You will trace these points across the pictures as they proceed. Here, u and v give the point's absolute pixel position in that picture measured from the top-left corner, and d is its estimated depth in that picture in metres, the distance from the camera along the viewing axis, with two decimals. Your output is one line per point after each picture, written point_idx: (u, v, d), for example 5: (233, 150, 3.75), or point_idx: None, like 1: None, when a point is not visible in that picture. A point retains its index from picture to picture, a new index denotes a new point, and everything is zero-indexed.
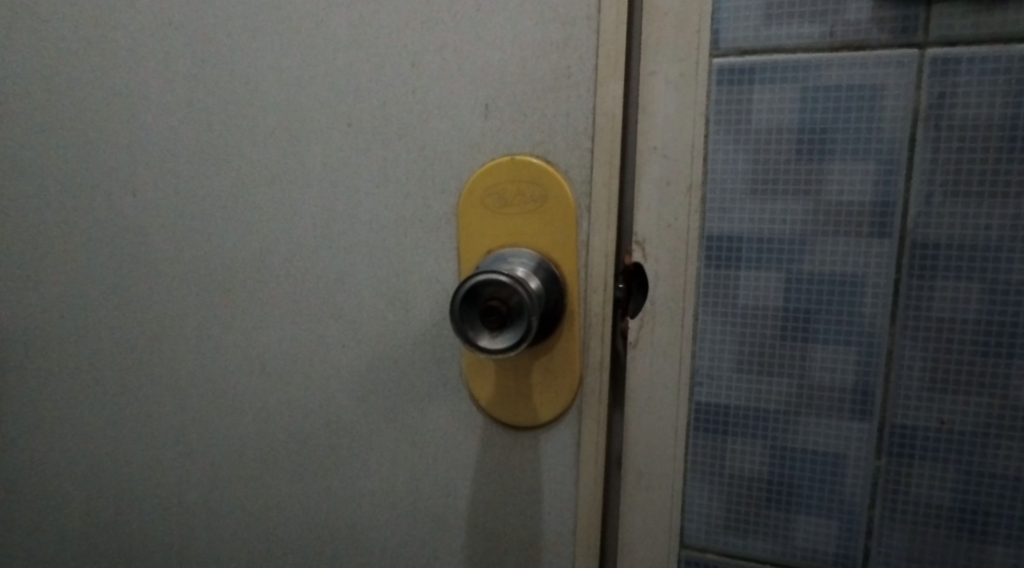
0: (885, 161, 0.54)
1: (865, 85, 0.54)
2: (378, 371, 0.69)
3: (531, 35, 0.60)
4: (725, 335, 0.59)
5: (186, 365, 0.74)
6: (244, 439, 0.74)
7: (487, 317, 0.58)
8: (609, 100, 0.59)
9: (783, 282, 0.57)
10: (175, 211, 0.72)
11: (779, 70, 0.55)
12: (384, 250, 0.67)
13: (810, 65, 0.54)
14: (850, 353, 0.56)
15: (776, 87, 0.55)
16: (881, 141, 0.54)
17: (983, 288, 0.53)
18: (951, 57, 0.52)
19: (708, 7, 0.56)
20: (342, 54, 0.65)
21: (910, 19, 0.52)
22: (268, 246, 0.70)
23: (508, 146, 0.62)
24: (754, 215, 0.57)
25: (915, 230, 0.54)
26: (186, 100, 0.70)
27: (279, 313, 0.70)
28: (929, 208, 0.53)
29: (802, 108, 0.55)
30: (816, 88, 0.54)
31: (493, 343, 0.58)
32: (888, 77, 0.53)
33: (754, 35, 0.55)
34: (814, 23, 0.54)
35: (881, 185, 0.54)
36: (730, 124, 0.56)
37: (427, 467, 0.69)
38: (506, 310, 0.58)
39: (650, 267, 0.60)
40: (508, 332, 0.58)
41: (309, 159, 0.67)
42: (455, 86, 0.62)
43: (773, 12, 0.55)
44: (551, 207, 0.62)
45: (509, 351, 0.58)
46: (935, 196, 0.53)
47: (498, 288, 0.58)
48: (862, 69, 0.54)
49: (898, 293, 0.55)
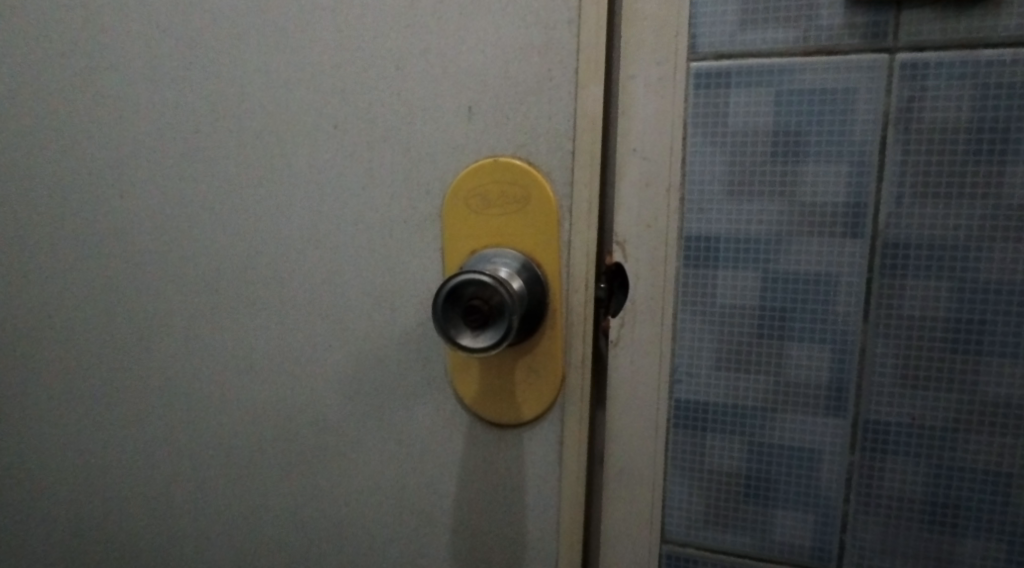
0: (857, 164, 0.55)
1: (837, 88, 0.55)
2: (365, 371, 0.69)
3: (514, 40, 0.61)
4: (705, 333, 0.60)
5: (171, 367, 0.75)
6: (231, 439, 0.74)
7: (470, 315, 0.59)
8: (589, 103, 0.60)
9: (759, 280, 0.58)
10: (161, 213, 0.72)
11: (754, 73, 0.56)
12: (370, 251, 0.67)
13: (783, 69, 0.56)
14: (824, 349, 0.58)
15: (752, 90, 0.56)
16: (854, 142, 0.55)
17: (952, 286, 0.55)
18: (919, 63, 0.53)
19: (686, 14, 0.57)
20: (325, 57, 0.65)
21: (880, 25, 0.54)
22: (253, 248, 0.70)
23: (492, 149, 0.63)
24: (732, 216, 0.58)
25: (886, 230, 0.55)
26: (172, 103, 0.70)
27: (264, 314, 0.71)
28: (900, 209, 0.55)
29: (776, 112, 0.56)
30: (791, 91, 0.56)
31: (475, 341, 0.59)
32: (860, 82, 0.54)
33: (730, 41, 0.57)
34: (787, 29, 0.55)
35: (854, 186, 0.55)
36: (707, 127, 0.58)
37: (413, 464, 0.70)
38: (488, 309, 0.59)
39: (630, 266, 0.61)
40: (490, 331, 0.59)
41: (295, 160, 0.68)
42: (438, 89, 0.63)
43: (748, 17, 0.56)
44: (534, 210, 0.63)
45: (491, 349, 0.59)
46: (905, 197, 0.55)
47: (480, 288, 0.59)
48: (835, 74, 0.55)
49: (871, 290, 0.56)
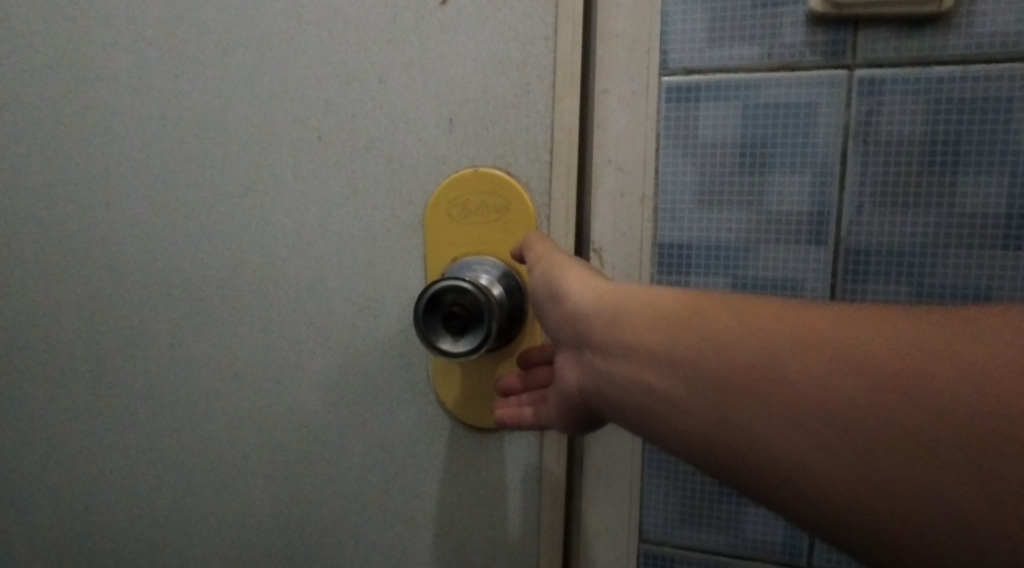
0: (820, 175, 0.58)
1: (799, 103, 0.57)
2: (348, 376, 0.71)
3: (491, 55, 0.63)
4: None
5: (158, 375, 0.76)
6: (215, 444, 0.76)
7: (450, 321, 0.61)
8: (566, 116, 0.62)
9: (729, 284, 0.61)
10: (147, 222, 0.74)
11: (721, 88, 0.59)
12: (352, 258, 0.69)
13: (749, 84, 0.58)
14: None
15: (720, 104, 0.59)
16: (816, 154, 0.58)
17: (910, 290, 0.57)
18: (875, 79, 0.56)
19: (657, 32, 0.60)
20: (309, 69, 0.67)
21: (839, 43, 0.56)
22: (238, 256, 0.72)
23: (472, 161, 0.65)
24: (702, 223, 0.60)
25: (848, 237, 0.58)
26: (159, 113, 0.72)
27: (249, 320, 0.72)
28: (860, 217, 0.57)
29: (743, 123, 0.59)
30: (756, 105, 0.58)
31: (454, 347, 0.61)
32: (821, 96, 0.57)
33: (699, 58, 0.59)
34: (752, 46, 0.58)
35: (817, 195, 0.58)
36: (681, 138, 0.60)
37: (396, 468, 0.71)
38: (467, 315, 0.61)
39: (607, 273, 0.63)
40: (469, 336, 0.61)
41: (278, 169, 0.69)
42: (418, 101, 0.65)
43: (715, 35, 0.59)
44: (512, 219, 0.65)
45: (469, 354, 0.61)
46: (864, 206, 0.57)
47: (459, 295, 0.61)
48: (799, 88, 0.57)
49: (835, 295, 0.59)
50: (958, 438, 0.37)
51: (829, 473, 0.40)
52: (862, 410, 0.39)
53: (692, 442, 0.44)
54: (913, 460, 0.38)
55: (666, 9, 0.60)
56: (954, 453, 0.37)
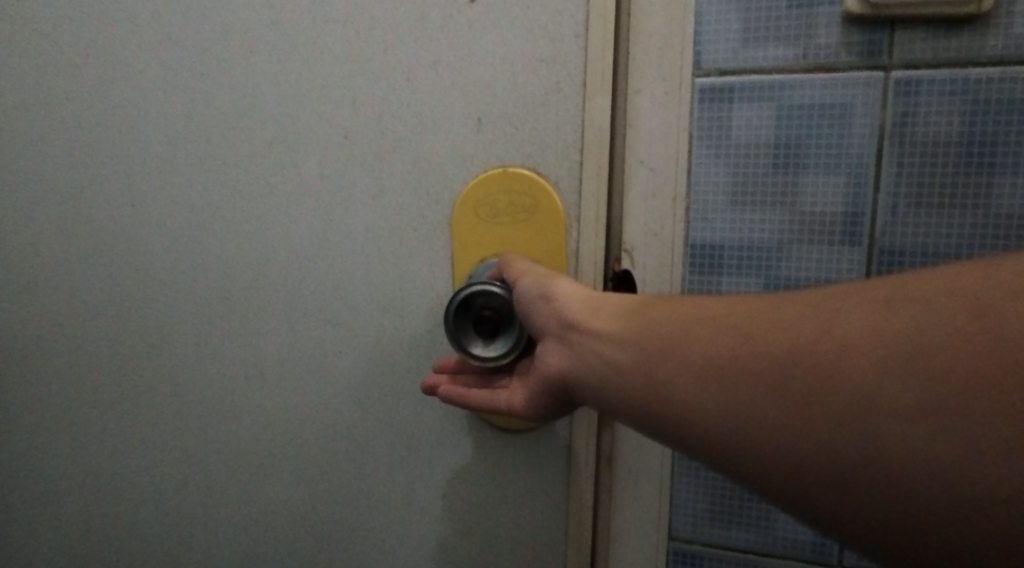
0: (854, 176, 0.59)
1: (834, 104, 0.58)
2: (374, 375, 0.72)
3: (520, 53, 0.63)
4: None
5: (185, 371, 0.76)
6: (239, 441, 0.76)
7: (481, 325, 0.63)
8: (597, 113, 0.62)
9: (762, 282, 0.62)
10: (173, 220, 0.74)
11: (756, 89, 0.60)
12: (378, 257, 0.69)
13: (786, 85, 0.59)
14: None
15: (754, 105, 0.60)
16: (851, 155, 0.58)
17: None
18: (912, 80, 0.57)
19: (691, 32, 0.60)
20: (337, 68, 0.68)
21: (875, 44, 0.57)
22: (264, 255, 0.72)
23: (500, 160, 0.65)
24: (736, 223, 0.61)
25: (882, 236, 0.59)
26: (186, 111, 0.72)
27: (275, 318, 0.73)
28: (895, 217, 0.58)
29: (777, 125, 0.59)
30: (791, 106, 0.59)
31: (486, 351, 0.62)
32: (855, 97, 0.58)
33: (734, 58, 0.60)
34: (788, 47, 0.59)
35: (851, 196, 0.59)
36: (721, 140, 0.61)
37: (421, 465, 0.72)
38: (498, 318, 0.63)
39: (638, 272, 0.64)
40: (501, 341, 0.63)
41: (305, 168, 0.70)
42: (446, 100, 0.65)
43: (750, 35, 0.59)
44: (541, 218, 0.65)
45: (502, 358, 0.62)
46: (899, 206, 0.58)
47: (489, 298, 0.63)
48: (835, 89, 0.58)
49: None
50: (937, 381, 0.42)
51: (835, 444, 0.44)
52: (848, 381, 0.44)
53: (721, 428, 0.47)
54: (940, 431, 0.41)
55: (700, 8, 0.60)
56: (939, 400, 0.41)
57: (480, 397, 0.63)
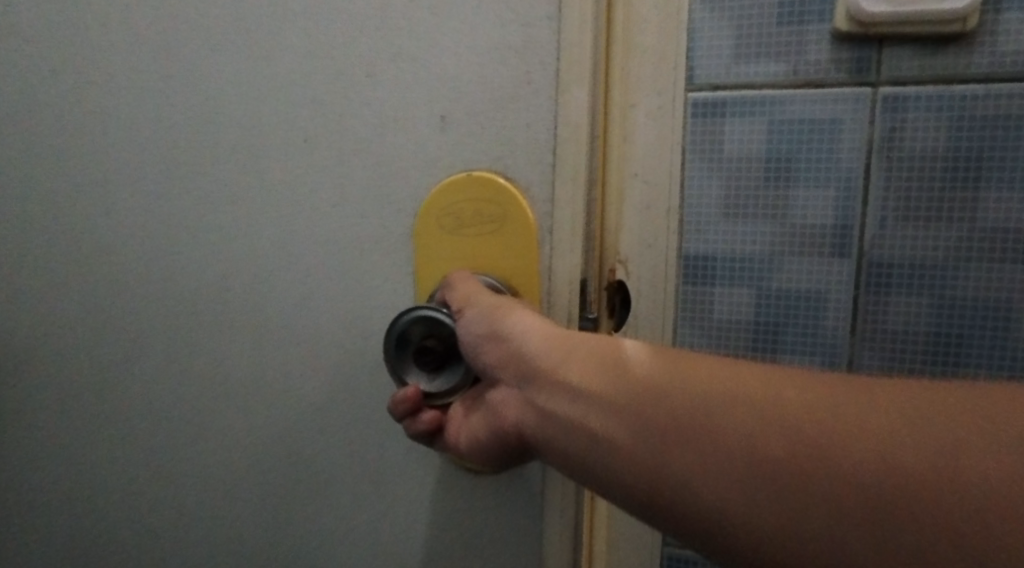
0: (844, 189, 0.53)
1: (822, 120, 0.53)
2: (333, 402, 0.64)
3: (487, 41, 0.56)
4: (705, 341, 0.56)
5: (129, 396, 0.69)
6: (188, 472, 0.69)
7: (425, 355, 0.57)
8: (572, 109, 0.55)
9: (754, 297, 0.55)
10: (116, 228, 0.67)
11: (750, 104, 0.54)
12: (336, 272, 0.62)
13: (775, 100, 0.53)
14: (815, 357, 0.54)
15: (746, 120, 0.54)
16: (840, 170, 0.52)
17: (931, 301, 0.52)
18: (900, 97, 0.51)
19: (683, 45, 0.54)
20: (290, 61, 0.61)
21: (863, 61, 0.52)
22: (215, 267, 0.65)
23: (465, 162, 0.58)
24: (727, 236, 0.55)
25: (871, 249, 0.53)
26: (130, 109, 0.65)
27: (227, 337, 0.66)
28: (883, 231, 0.52)
29: (769, 139, 0.53)
30: (781, 122, 0.53)
31: (432, 383, 0.57)
32: (844, 113, 0.52)
33: (726, 73, 0.54)
34: (778, 63, 0.53)
35: (841, 209, 0.53)
36: (702, 155, 0.55)
37: (386, 502, 0.64)
38: (443, 348, 0.57)
39: (633, 284, 0.57)
40: (446, 372, 0.57)
41: (257, 172, 0.63)
42: (406, 95, 0.58)
43: (741, 51, 0.54)
44: (511, 231, 0.58)
45: (448, 394, 0.57)
46: (888, 218, 0.52)
47: (433, 326, 0.56)
48: (822, 105, 0.52)
49: (857, 304, 0.53)
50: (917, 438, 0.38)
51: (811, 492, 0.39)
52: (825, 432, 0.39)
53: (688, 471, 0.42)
54: (921, 486, 0.37)
55: (693, 23, 0.54)
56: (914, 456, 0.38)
57: (424, 416, 0.56)
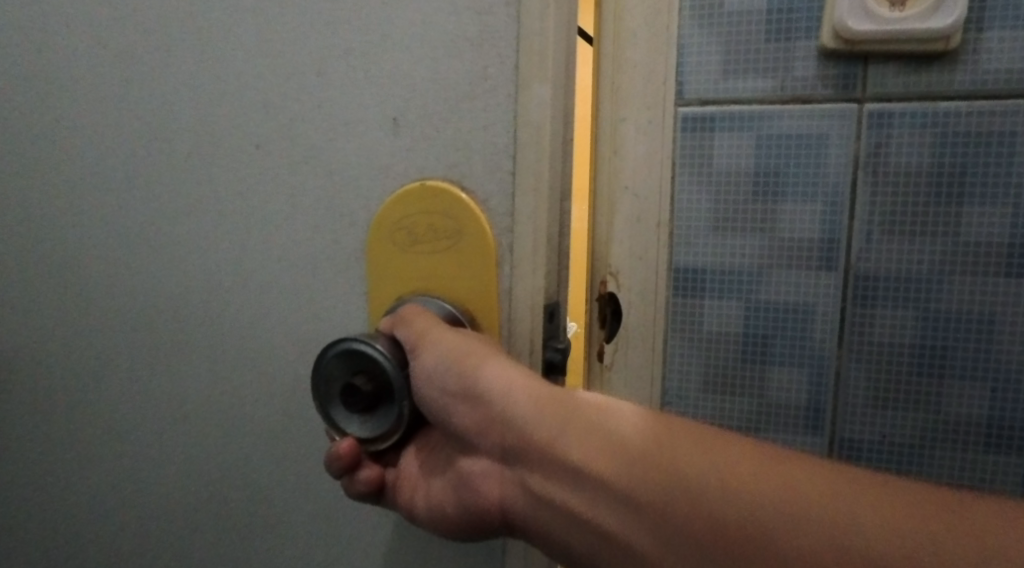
0: (831, 204, 0.48)
1: (810, 135, 0.48)
2: (283, 431, 0.58)
3: (443, 33, 0.50)
4: (690, 359, 0.52)
5: (73, 416, 0.64)
6: (134, 500, 0.64)
7: (350, 397, 0.48)
8: (532, 106, 0.49)
9: (742, 309, 0.51)
10: (59, 236, 0.63)
11: (736, 120, 0.50)
12: (286, 288, 0.56)
13: (763, 115, 0.49)
14: (803, 369, 0.50)
15: (734, 136, 0.50)
16: (828, 184, 0.48)
17: (917, 315, 0.48)
18: (886, 113, 0.47)
19: (672, 60, 0.50)
20: (235, 57, 0.55)
21: (850, 77, 0.48)
22: (161, 280, 0.60)
23: (421, 168, 0.52)
24: (715, 250, 0.51)
25: (857, 262, 0.49)
26: (74, 109, 0.61)
27: (173, 357, 0.61)
28: (870, 246, 0.48)
29: (756, 153, 0.49)
30: (771, 137, 0.49)
31: (363, 427, 0.51)
32: (832, 130, 0.48)
33: (716, 89, 0.50)
34: (765, 79, 0.49)
35: (827, 223, 0.49)
36: (687, 170, 0.51)
37: (336, 543, 0.58)
38: (372, 390, 0.49)
39: (623, 296, 0.53)
40: (378, 417, 0.50)
41: (203, 178, 0.58)
42: (358, 94, 0.52)
43: (729, 67, 0.49)
44: (468, 247, 0.52)
45: (379, 444, 0.50)
46: (874, 232, 0.48)
47: (368, 362, 0.49)
48: (807, 120, 0.48)
49: (844, 313, 0.49)
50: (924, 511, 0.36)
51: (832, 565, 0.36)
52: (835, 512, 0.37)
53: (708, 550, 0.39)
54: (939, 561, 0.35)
55: (681, 40, 0.50)
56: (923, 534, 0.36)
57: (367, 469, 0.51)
